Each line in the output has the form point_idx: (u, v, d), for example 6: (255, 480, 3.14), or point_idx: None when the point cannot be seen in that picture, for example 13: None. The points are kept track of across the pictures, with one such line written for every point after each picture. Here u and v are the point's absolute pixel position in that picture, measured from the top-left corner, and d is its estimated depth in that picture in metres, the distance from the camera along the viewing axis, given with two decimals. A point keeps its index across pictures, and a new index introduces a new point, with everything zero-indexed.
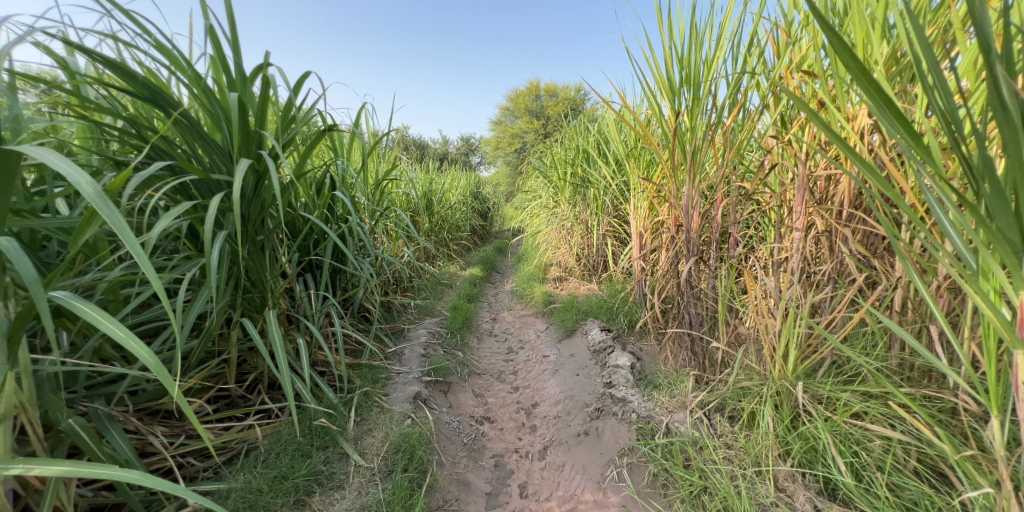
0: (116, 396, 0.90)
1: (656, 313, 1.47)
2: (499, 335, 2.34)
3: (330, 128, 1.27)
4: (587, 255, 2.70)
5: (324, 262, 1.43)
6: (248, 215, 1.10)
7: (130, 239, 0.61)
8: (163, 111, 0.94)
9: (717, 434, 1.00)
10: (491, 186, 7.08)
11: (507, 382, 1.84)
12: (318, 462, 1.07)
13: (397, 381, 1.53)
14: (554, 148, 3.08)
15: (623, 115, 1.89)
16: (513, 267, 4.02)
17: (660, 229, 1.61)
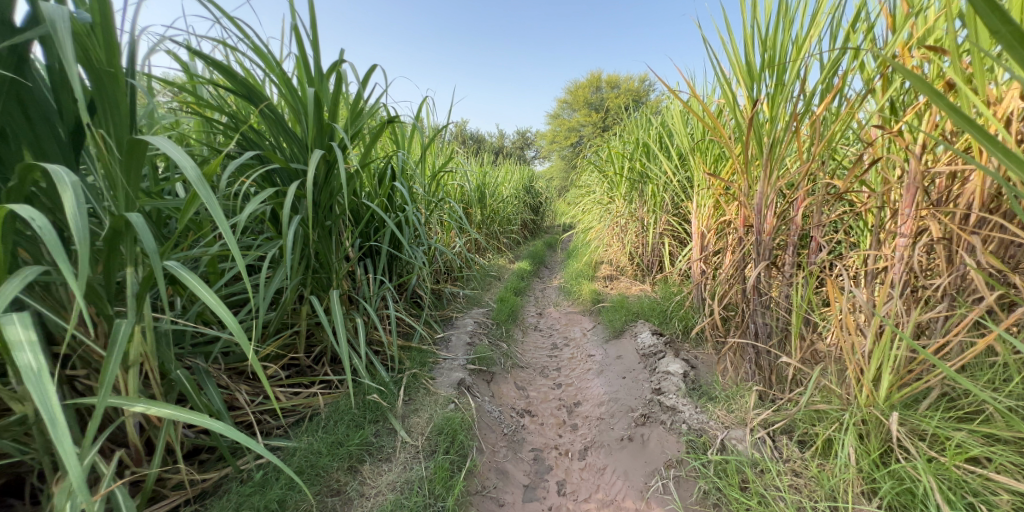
0: (212, 354, 1.00)
1: (715, 320, 1.37)
2: (544, 330, 2.32)
3: (394, 122, 1.31)
4: (640, 255, 2.60)
5: (383, 249, 1.48)
6: (319, 201, 1.17)
7: (223, 222, 0.65)
8: (256, 107, 1.02)
9: (783, 458, 0.91)
10: (545, 179, 7.03)
11: (550, 378, 1.81)
12: (370, 434, 1.12)
13: (443, 367, 1.56)
14: (612, 142, 2.99)
15: (691, 106, 1.77)
16: (561, 263, 3.97)
17: (726, 230, 1.50)
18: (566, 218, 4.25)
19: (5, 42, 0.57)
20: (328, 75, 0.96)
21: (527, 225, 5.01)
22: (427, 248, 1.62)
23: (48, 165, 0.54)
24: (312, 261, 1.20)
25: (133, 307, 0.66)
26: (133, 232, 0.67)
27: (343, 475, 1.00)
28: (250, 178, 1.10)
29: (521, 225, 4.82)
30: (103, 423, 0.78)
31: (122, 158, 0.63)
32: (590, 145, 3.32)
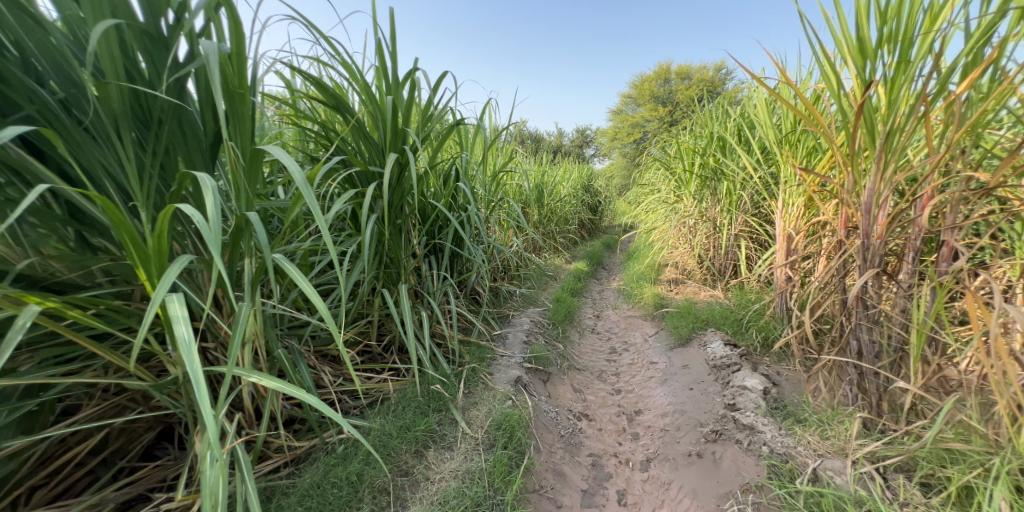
0: (303, 337, 1.08)
1: (803, 334, 1.22)
2: (602, 333, 2.24)
3: (460, 125, 1.34)
4: (711, 257, 2.41)
5: (447, 246, 1.52)
6: (392, 200, 1.23)
7: (320, 216, 0.70)
8: (343, 117, 1.09)
9: (897, 500, 0.78)
10: (605, 177, 6.82)
11: (608, 383, 1.74)
12: (433, 422, 1.16)
13: (500, 363, 1.56)
14: (681, 137, 2.80)
15: (780, 94, 1.60)
16: (621, 264, 3.82)
17: (818, 233, 1.33)
18: (627, 217, 4.09)
19: (166, 72, 0.67)
20: (406, 86, 1.01)
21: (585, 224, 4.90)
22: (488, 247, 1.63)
23: (196, 171, 0.61)
24: (385, 257, 1.27)
25: (249, 293, 0.73)
26: (251, 229, 0.75)
27: (409, 457, 1.04)
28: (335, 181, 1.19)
29: (579, 224, 4.72)
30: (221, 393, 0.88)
31: (247, 165, 0.71)
32: (655, 141, 3.16)
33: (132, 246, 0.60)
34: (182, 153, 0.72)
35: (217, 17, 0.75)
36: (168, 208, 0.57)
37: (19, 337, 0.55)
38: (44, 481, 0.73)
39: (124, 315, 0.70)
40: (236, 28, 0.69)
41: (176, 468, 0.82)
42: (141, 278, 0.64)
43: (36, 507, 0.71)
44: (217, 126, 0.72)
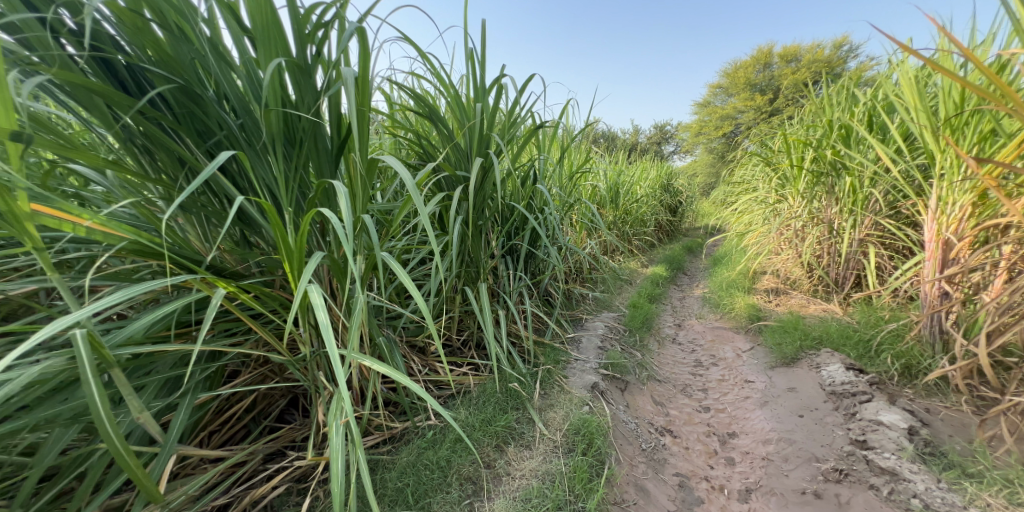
0: (398, 328, 1.13)
1: (971, 366, 0.98)
2: (684, 345, 2.00)
3: (542, 126, 1.32)
4: (824, 266, 2.05)
5: (524, 246, 1.49)
6: (476, 202, 1.24)
7: (423, 209, 0.72)
8: (434, 126, 1.13)
9: None
10: (688, 176, 6.27)
11: (694, 399, 1.55)
12: (513, 420, 1.13)
13: (575, 367, 1.47)
14: (788, 129, 2.46)
15: (943, 67, 1.29)
16: (704, 270, 3.46)
17: (997, 241, 1.04)
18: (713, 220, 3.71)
19: (311, 97, 0.77)
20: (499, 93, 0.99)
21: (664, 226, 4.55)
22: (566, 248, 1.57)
23: (332, 180, 0.66)
24: (466, 256, 1.29)
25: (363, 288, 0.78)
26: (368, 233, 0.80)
27: (488, 452, 1.02)
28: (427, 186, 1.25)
29: (658, 226, 4.39)
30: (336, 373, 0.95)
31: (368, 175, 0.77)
32: (752, 135, 2.81)
33: (281, 244, 0.68)
34: (318, 165, 0.82)
35: (345, 44, 0.82)
36: (312, 211, 0.63)
37: (210, 315, 0.64)
38: (216, 428, 0.86)
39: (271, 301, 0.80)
40: (364, 53, 0.77)
41: (304, 430, 0.91)
42: (288, 274, 0.73)
43: (213, 448, 0.83)
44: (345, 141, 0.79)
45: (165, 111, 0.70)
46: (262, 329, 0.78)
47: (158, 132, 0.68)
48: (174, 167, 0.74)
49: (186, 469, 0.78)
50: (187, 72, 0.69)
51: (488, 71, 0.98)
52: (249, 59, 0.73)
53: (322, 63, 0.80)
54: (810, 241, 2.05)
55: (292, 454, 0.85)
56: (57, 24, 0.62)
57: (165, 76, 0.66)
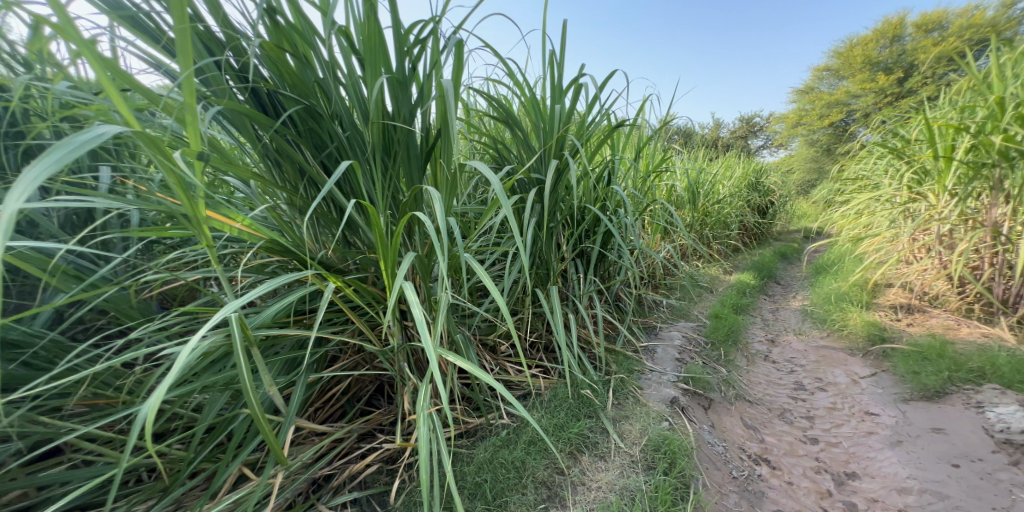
0: (473, 325, 1.06)
1: None
2: (780, 364, 1.67)
3: (625, 124, 1.22)
4: (981, 280, 1.63)
5: (597, 248, 1.31)
6: (553, 203, 1.18)
7: (510, 210, 0.70)
8: (510, 129, 1.10)
9: None
10: (784, 174, 5.53)
11: (796, 427, 1.28)
12: (586, 427, 0.98)
13: (651, 378, 1.24)
14: (927, 115, 2.03)
15: None
16: (803, 277, 2.97)
17: None
18: (817, 224, 3.20)
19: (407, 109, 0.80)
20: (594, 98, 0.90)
21: (755, 230, 4.05)
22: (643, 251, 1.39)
23: (429, 186, 0.68)
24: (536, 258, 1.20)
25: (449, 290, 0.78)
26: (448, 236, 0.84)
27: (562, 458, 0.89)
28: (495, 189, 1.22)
29: (747, 230, 3.91)
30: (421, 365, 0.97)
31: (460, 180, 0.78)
32: (874, 126, 2.38)
33: (379, 245, 0.71)
34: (410, 172, 0.86)
35: (439, 57, 0.84)
36: (411, 213, 0.64)
37: (323, 306, 0.70)
38: (320, 405, 0.93)
39: (370, 295, 0.84)
40: (458, 63, 0.79)
41: (392, 415, 0.94)
42: (381, 272, 0.75)
43: (318, 423, 0.90)
44: (439, 149, 0.80)
45: (293, 129, 0.78)
46: (359, 320, 0.82)
47: (287, 147, 0.76)
48: (295, 176, 0.82)
49: (299, 438, 0.85)
50: (311, 94, 0.75)
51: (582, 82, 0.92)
52: (359, 77, 0.79)
53: (419, 77, 0.85)
54: (964, 249, 1.58)
55: (382, 437, 0.88)
56: (226, 64, 0.72)
57: (295, 98, 0.74)
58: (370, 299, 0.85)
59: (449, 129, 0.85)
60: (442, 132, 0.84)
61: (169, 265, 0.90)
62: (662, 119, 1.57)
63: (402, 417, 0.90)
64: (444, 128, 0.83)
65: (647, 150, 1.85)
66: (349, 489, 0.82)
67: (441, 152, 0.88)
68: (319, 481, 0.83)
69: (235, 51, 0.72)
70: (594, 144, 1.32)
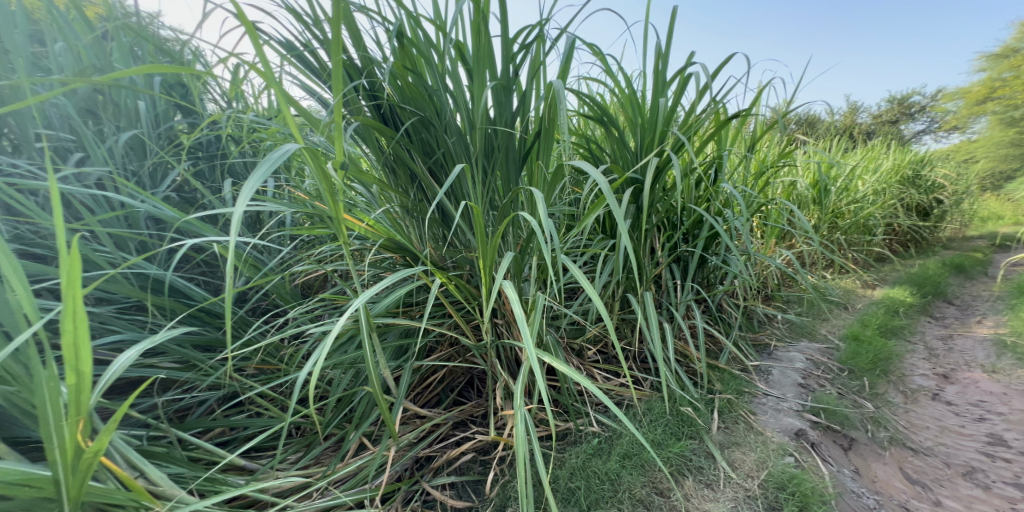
0: (562, 327, 1.02)
1: None
2: (962, 410, 1.28)
3: (742, 114, 1.07)
4: None
5: (699, 251, 1.16)
6: (653, 204, 1.10)
7: (618, 210, 0.67)
8: (606, 127, 1.05)
9: None
10: (961, 168, 4.40)
11: (995, 494, 0.94)
12: (689, 449, 0.86)
13: (766, 404, 1.04)
14: None
15: None
16: (996, 298, 2.29)
17: None
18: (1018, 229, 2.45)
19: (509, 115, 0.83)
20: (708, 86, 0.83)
21: (916, 236, 3.28)
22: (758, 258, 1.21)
23: (533, 190, 0.69)
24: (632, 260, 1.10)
25: (545, 293, 0.77)
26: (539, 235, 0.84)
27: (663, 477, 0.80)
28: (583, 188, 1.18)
29: (905, 236, 3.19)
30: (513, 362, 0.98)
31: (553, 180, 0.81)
32: None
33: (480, 246, 0.74)
34: (507, 175, 0.89)
35: (540, 63, 0.86)
36: (515, 215, 0.65)
37: (428, 298, 0.76)
38: (421, 389, 1.02)
39: (466, 292, 0.88)
40: (561, 64, 0.80)
41: (483, 407, 0.97)
42: (480, 272, 0.77)
43: (420, 406, 0.99)
44: (536, 149, 0.81)
45: (408, 139, 0.86)
46: (455, 313, 0.87)
47: (403, 155, 0.85)
48: (406, 181, 0.91)
49: (404, 418, 0.94)
50: (429, 107, 0.83)
51: (692, 71, 0.85)
52: (466, 86, 0.84)
53: (520, 81, 0.88)
54: None
55: (475, 428, 0.92)
56: (361, 86, 0.83)
57: (412, 110, 0.82)
58: (467, 296, 0.89)
59: (547, 130, 0.87)
60: (540, 133, 0.85)
61: (304, 257, 1.05)
62: (789, 107, 1.36)
63: (494, 411, 0.93)
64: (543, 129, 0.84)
65: (765, 144, 1.63)
66: (447, 473, 0.87)
67: (538, 153, 0.90)
68: (421, 461, 0.89)
69: (368, 74, 0.83)
70: (701, 138, 1.20)
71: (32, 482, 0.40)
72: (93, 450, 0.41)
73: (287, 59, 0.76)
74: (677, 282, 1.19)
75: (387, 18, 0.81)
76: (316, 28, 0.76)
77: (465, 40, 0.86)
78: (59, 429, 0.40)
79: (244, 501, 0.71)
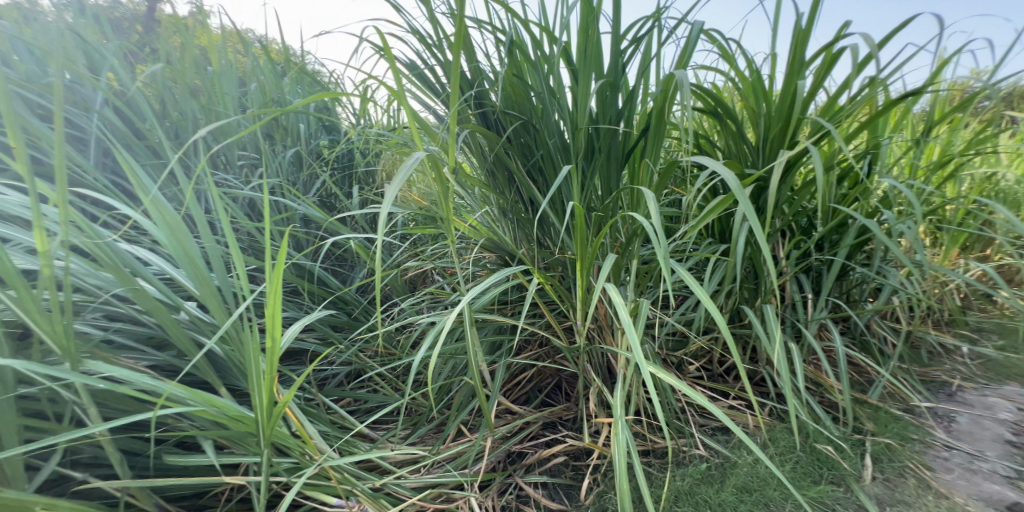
0: (662, 338, 0.90)
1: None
2: None
3: (915, 93, 0.83)
4: None
5: (841, 259, 0.94)
6: (783, 203, 0.91)
7: (759, 228, 0.51)
8: (722, 120, 0.91)
9: None
10: None
11: None
12: (833, 496, 0.69)
13: (952, 459, 0.79)
14: None
15: None
16: None
17: None
18: None
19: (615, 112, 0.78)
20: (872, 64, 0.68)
21: None
22: (932, 270, 0.95)
23: (648, 191, 0.61)
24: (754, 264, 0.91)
25: (648, 305, 0.68)
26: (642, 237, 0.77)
27: None
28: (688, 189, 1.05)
29: None
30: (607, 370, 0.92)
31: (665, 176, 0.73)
32: None
33: (580, 248, 0.70)
34: (607, 176, 0.84)
35: (653, 56, 0.80)
36: (630, 215, 0.58)
37: (525, 300, 0.75)
38: (513, 385, 1.04)
39: (558, 294, 0.84)
40: (678, 56, 0.73)
41: (573, 411, 0.94)
42: (578, 275, 0.74)
43: (510, 401, 1.01)
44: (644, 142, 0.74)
45: (510, 142, 0.88)
46: (549, 314, 0.85)
47: (503, 156, 0.87)
48: (504, 183, 0.92)
49: (496, 412, 0.97)
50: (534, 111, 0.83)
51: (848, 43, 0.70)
52: (571, 87, 0.82)
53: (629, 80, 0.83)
54: None
55: (566, 431, 0.89)
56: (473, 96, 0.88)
57: (515, 114, 0.84)
58: (560, 300, 0.85)
59: (659, 123, 0.77)
60: (650, 128, 0.77)
61: (414, 253, 1.15)
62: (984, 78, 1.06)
63: (587, 417, 0.89)
64: (653, 123, 0.76)
65: (942, 130, 1.29)
66: (538, 472, 0.85)
67: (645, 150, 0.80)
68: (514, 456, 0.90)
69: (478, 85, 0.88)
70: (849, 126, 1.00)
71: (243, 418, 0.48)
72: (280, 404, 0.47)
73: (410, 78, 0.84)
74: (808, 295, 0.98)
75: (500, 29, 0.83)
76: (437, 50, 0.82)
77: (570, 41, 0.85)
78: (260, 384, 0.47)
79: (369, 465, 0.80)
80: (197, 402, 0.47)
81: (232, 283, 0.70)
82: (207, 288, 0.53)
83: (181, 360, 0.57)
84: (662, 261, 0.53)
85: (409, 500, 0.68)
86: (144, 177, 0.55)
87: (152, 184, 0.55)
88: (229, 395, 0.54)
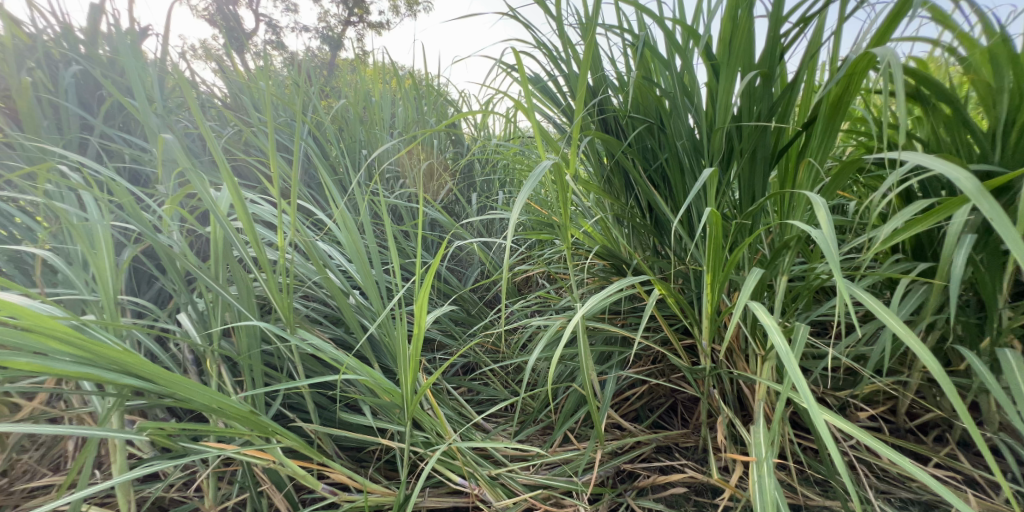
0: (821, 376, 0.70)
1: None
2: None
3: None
4: None
5: None
6: None
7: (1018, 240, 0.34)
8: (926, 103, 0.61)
9: None
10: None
11: None
12: None
13: None
14: None
15: None
16: None
17: None
18: None
19: (763, 107, 0.68)
20: None
21: None
22: None
23: (817, 195, 0.50)
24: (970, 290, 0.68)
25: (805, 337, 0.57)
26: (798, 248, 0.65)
27: None
28: (855, 193, 0.87)
29: None
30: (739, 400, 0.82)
31: (833, 178, 0.62)
32: None
33: (711, 258, 0.65)
34: (749, 180, 0.73)
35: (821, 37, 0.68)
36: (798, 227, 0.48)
37: (644, 313, 0.72)
38: (624, 401, 1.00)
39: (681, 307, 0.79)
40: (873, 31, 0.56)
41: (694, 439, 0.87)
42: (706, 290, 0.69)
43: (621, 417, 0.98)
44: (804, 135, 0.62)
45: (632, 148, 0.87)
46: (667, 328, 0.81)
47: (624, 162, 0.85)
48: (622, 190, 0.92)
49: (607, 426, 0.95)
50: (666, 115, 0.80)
51: None
52: (707, 84, 0.76)
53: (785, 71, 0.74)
54: None
55: (685, 459, 0.82)
56: (598, 103, 0.90)
57: (638, 119, 0.84)
58: (688, 316, 0.78)
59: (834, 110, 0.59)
60: (817, 120, 0.62)
61: (529, 258, 1.20)
62: None
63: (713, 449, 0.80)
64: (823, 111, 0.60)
65: None
66: (652, 498, 0.79)
67: (804, 148, 0.66)
68: (624, 475, 0.86)
69: (601, 93, 0.89)
70: None
71: (393, 392, 0.57)
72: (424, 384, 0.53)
73: (534, 91, 0.89)
74: None
75: (628, 32, 0.83)
76: (562, 63, 0.85)
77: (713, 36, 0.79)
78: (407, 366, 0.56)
79: (484, 453, 0.86)
80: (360, 373, 0.56)
81: (385, 278, 0.83)
82: (370, 280, 0.64)
83: (348, 338, 0.70)
84: (837, 277, 0.41)
85: (520, 497, 0.70)
86: (333, 189, 0.70)
87: (339, 196, 0.69)
88: (381, 371, 0.64)
